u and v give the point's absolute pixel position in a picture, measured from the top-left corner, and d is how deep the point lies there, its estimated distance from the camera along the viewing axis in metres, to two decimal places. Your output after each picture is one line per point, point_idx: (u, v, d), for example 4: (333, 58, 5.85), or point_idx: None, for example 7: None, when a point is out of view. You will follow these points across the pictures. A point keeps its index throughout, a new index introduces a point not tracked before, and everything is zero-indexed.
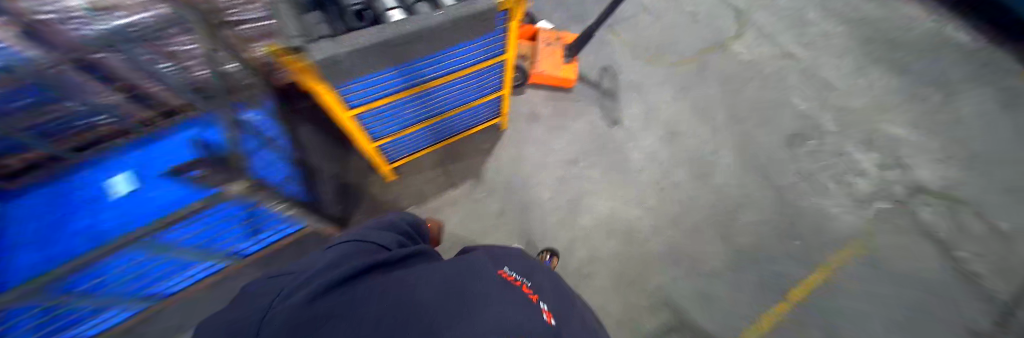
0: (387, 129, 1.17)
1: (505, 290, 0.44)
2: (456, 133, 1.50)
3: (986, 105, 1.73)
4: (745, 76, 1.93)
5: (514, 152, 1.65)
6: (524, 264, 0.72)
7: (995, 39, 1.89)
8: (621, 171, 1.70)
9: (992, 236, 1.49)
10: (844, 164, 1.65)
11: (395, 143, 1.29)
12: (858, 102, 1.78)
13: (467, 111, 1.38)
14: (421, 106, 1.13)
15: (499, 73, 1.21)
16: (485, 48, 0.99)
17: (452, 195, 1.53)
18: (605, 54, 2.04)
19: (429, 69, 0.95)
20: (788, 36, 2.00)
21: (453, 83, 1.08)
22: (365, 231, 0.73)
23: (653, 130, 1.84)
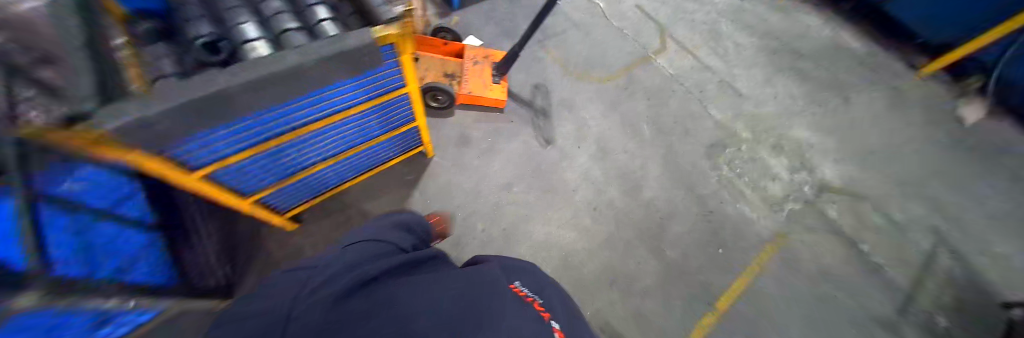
0: (270, 180, 1.15)
1: (520, 308, 0.61)
2: (366, 170, 1.46)
3: (857, 114, 2.25)
4: (669, 88, 2.18)
5: (444, 180, 1.65)
6: (535, 280, 0.91)
7: (837, 54, 2.52)
8: (556, 193, 1.74)
9: (888, 225, 1.85)
10: (759, 169, 1.93)
11: (284, 192, 1.23)
12: (766, 110, 2.16)
13: (375, 148, 1.36)
14: (302, 154, 1.11)
15: (398, 110, 1.22)
16: (361, 88, 1.01)
17: None
18: (535, 72, 2.14)
19: (289, 119, 0.96)
20: (704, 50, 2.37)
21: (333, 127, 1.09)
22: (380, 235, 0.96)
23: (586, 147, 1.92)
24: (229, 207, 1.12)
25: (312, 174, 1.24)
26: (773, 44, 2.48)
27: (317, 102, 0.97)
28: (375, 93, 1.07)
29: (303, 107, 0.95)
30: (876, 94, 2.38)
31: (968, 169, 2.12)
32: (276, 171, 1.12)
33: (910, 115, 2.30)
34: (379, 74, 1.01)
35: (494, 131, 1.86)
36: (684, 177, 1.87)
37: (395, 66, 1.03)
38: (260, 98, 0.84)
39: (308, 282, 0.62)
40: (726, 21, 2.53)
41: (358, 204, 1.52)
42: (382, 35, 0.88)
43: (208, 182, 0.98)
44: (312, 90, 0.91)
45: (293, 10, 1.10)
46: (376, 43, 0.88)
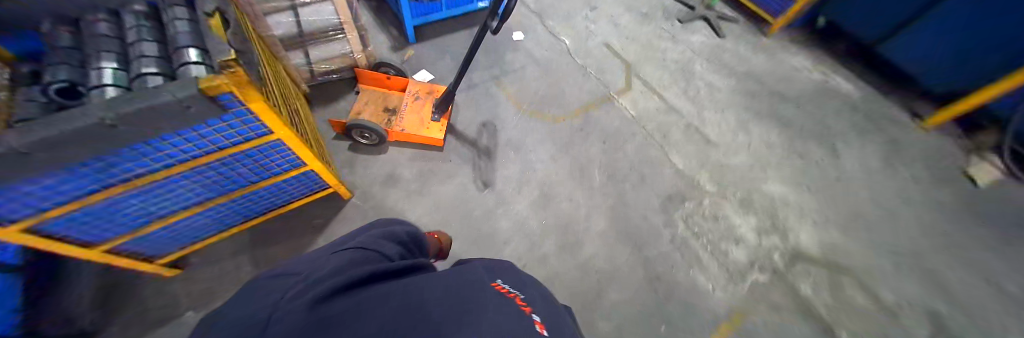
0: (121, 229, 1.03)
1: (500, 303, 0.56)
2: (259, 216, 1.35)
3: (848, 170, 2.00)
4: (629, 131, 2.01)
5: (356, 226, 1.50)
6: (517, 279, 0.80)
7: (829, 99, 2.27)
8: (484, 246, 1.58)
9: (876, 310, 1.57)
10: (722, 229, 1.73)
11: (148, 239, 1.13)
12: (737, 161, 1.96)
13: (265, 193, 1.24)
14: (156, 199, 1.00)
15: (279, 154, 1.10)
16: (207, 136, 0.91)
17: None
18: (486, 109, 1.99)
19: (119, 168, 0.85)
20: (674, 91, 2.21)
21: (188, 174, 0.98)
22: (376, 240, 0.78)
23: (527, 193, 1.74)
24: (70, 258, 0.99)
25: (180, 222, 1.14)
26: (754, 87, 2.28)
27: (148, 153, 0.86)
28: (232, 142, 0.97)
29: (131, 158, 0.84)
30: (874, 145, 2.10)
31: (983, 240, 1.80)
32: (128, 219, 1.01)
33: (913, 172, 2.02)
34: (229, 122, 0.90)
35: (426, 170, 1.71)
36: (633, 234, 1.68)
37: (248, 114, 0.91)
38: (65, 155, 0.72)
39: (283, 287, 0.48)
40: (701, 62, 2.37)
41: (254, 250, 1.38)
42: (208, 86, 0.76)
43: (29, 235, 0.85)
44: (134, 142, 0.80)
45: (164, 53, 1.00)
46: (201, 94, 0.76)
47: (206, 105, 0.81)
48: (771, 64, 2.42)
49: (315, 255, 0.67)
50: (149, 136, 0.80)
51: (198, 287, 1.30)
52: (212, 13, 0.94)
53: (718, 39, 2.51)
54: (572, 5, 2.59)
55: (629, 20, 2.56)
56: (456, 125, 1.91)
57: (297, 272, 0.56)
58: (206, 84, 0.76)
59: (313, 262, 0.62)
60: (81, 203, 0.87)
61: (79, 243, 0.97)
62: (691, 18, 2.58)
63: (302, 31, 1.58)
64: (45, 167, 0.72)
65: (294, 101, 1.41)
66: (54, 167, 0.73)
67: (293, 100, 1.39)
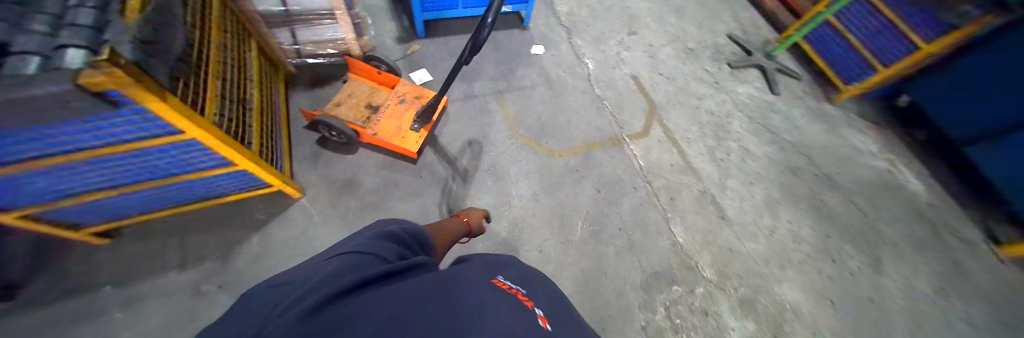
0: (31, 201, 0.96)
1: (499, 300, 0.40)
2: (193, 203, 1.34)
3: (896, 291, 1.60)
4: (632, 185, 1.74)
5: (298, 230, 1.45)
6: (519, 268, 0.61)
7: (893, 196, 1.85)
8: None
9: None
10: (709, 329, 1.45)
11: (76, 212, 1.10)
12: (752, 248, 1.64)
13: (197, 182, 1.21)
14: (64, 178, 0.93)
15: (206, 150, 1.05)
16: (113, 130, 0.83)
17: (171, 280, 1.30)
18: (476, 126, 1.80)
19: (6, 152, 0.75)
20: (698, 147, 1.90)
21: (97, 160, 0.91)
22: (386, 244, 0.54)
23: (494, 232, 1.55)
24: None
25: (95, 200, 1.09)
26: (798, 161, 1.91)
27: (37, 140, 0.76)
28: (133, 137, 0.89)
29: (18, 144, 0.75)
30: (938, 267, 1.67)
31: None
32: (36, 193, 0.94)
33: (982, 313, 1.58)
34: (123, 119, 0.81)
35: (390, 182, 1.61)
36: (599, 309, 1.44)
37: (148, 111, 0.82)
38: None
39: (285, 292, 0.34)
40: (741, 118, 2.02)
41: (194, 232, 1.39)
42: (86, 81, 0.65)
43: None
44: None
45: None
46: (82, 89, 0.65)
47: (87, 100, 0.69)
48: (828, 137, 2.01)
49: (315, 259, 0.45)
50: (36, 125, 0.70)
51: (122, 261, 1.30)
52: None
53: (770, 96, 2.13)
54: (609, 24, 2.30)
55: (670, 53, 2.23)
56: (439, 139, 1.75)
57: (296, 277, 0.38)
58: (85, 77, 0.64)
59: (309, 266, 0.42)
60: None
61: None
62: (745, 64, 2.21)
63: (288, 8, 1.43)
64: None
65: (253, 89, 1.34)
66: None
67: (249, 89, 1.32)
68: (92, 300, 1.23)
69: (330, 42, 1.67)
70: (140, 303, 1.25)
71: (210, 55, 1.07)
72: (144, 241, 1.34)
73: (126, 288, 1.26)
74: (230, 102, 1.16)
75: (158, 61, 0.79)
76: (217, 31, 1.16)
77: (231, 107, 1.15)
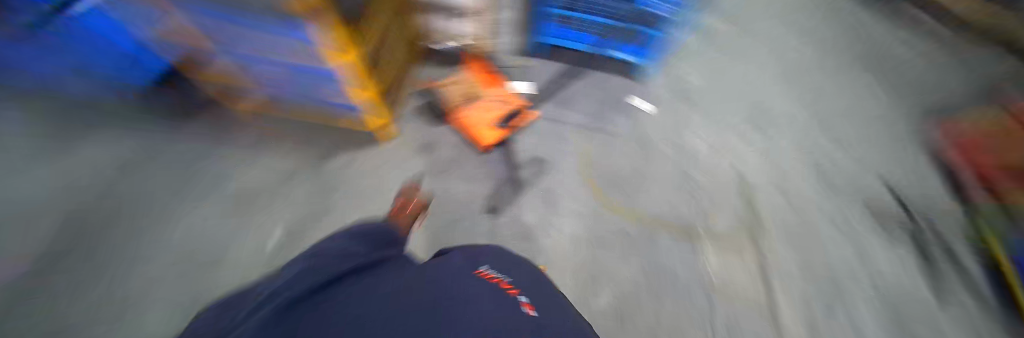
0: (257, 71, 1.66)
1: (481, 288, 0.47)
2: (323, 115, 1.94)
3: None
4: (682, 280, 1.52)
5: (378, 161, 1.89)
6: (509, 265, 0.71)
7: None
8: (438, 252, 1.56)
9: None
10: None
11: (271, 89, 1.81)
12: None
13: (335, 100, 1.77)
14: (277, 67, 1.60)
15: (342, 78, 1.54)
16: (301, 46, 1.38)
17: (298, 153, 1.93)
18: (550, 150, 1.84)
19: (260, 38, 1.40)
20: (787, 285, 1.54)
21: (290, 62, 1.52)
22: (330, 255, 0.59)
23: (519, 251, 1.54)
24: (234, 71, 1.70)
25: (283, 86, 1.76)
26: None
27: (272, 37, 1.37)
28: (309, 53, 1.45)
29: (265, 35, 1.37)
30: None
31: None
32: (263, 68, 1.63)
33: None
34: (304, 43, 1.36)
35: (451, 164, 1.82)
36: None
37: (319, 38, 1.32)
38: (237, 10, 1.26)
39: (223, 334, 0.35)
40: (858, 277, 1.58)
41: (317, 134, 1.98)
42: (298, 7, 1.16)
43: (221, 48, 1.52)
44: (255, 23, 1.31)
45: None
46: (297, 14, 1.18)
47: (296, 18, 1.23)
48: None
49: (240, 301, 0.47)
50: (274, 26, 1.31)
51: (277, 128, 2.01)
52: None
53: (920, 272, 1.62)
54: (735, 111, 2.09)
55: (800, 168, 1.89)
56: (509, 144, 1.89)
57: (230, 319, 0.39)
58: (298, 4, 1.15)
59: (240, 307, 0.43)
60: (242, 45, 1.47)
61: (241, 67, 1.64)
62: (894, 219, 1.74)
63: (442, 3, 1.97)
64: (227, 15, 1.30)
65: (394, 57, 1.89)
66: (231, 17, 1.31)
67: (391, 55, 1.86)
68: (257, 143, 1.96)
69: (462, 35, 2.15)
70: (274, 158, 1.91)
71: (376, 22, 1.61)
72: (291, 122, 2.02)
73: (276, 145, 1.96)
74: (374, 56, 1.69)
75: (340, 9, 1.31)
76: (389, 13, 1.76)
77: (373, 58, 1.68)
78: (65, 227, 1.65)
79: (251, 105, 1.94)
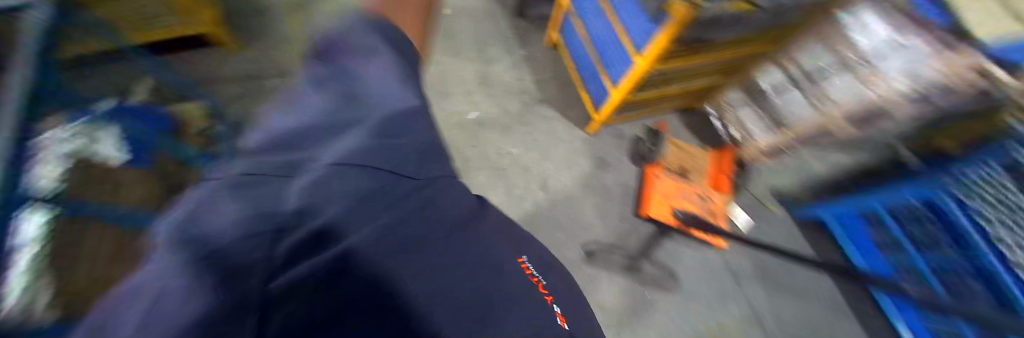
0: (585, 25, 2.21)
1: (524, 291, 0.54)
2: (582, 81, 2.43)
3: None
4: None
5: (597, 144, 2.41)
6: (538, 253, 0.73)
7: None
8: (583, 229, 2.14)
9: None
10: None
11: (574, 41, 2.38)
12: None
13: (598, 81, 2.24)
14: (599, 34, 2.10)
15: (627, 72, 1.94)
16: (637, 31, 1.79)
17: (552, 89, 2.53)
18: (709, 271, 2.16)
19: (620, 7, 1.86)
20: None
21: (613, 34, 1.97)
22: (358, 162, 0.43)
23: (630, 291, 2.03)
24: (573, 14, 2.31)
25: (584, 45, 2.28)
26: None
27: (629, 13, 1.82)
28: (630, 40, 1.85)
29: (628, 9, 1.82)
30: None
31: None
32: (591, 26, 2.15)
33: None
34: (649, 28, 1.71)
35: (602, 197, 2.25)
36: None
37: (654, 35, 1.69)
38: None
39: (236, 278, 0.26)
40: None
41: (557, 87, 2.54)
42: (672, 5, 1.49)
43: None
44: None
45: None
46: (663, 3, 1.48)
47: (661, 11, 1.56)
48: None
49: (245, 198, 0.34)
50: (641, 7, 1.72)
51: (554, 62, 2.63)
52: (752, 3, 1.50)
53: None
54: None
55: None
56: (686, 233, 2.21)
57: (237, 247, 0.28)
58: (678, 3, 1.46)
59: (246, 218, 0.31)
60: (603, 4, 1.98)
61: (581, 19, 2.24)
62: None
63: (774, 107, 2.25)
64: None
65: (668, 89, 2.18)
66: None
67: (666, 88, 2.17)
68: (538, 60, 2.61)
69: (747, 134, 2.41)
70: (540, 78, 2.55)
71: (694, 60, 1.89)
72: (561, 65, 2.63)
73: (545, 72, 2.58)
74: (660, 79, 2.02)
75: (693, 32, 1.61)
76: (700, 65, 2.03)
77: (658, 79, 2.00)
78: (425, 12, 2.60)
79: (556, 38, 2.58)
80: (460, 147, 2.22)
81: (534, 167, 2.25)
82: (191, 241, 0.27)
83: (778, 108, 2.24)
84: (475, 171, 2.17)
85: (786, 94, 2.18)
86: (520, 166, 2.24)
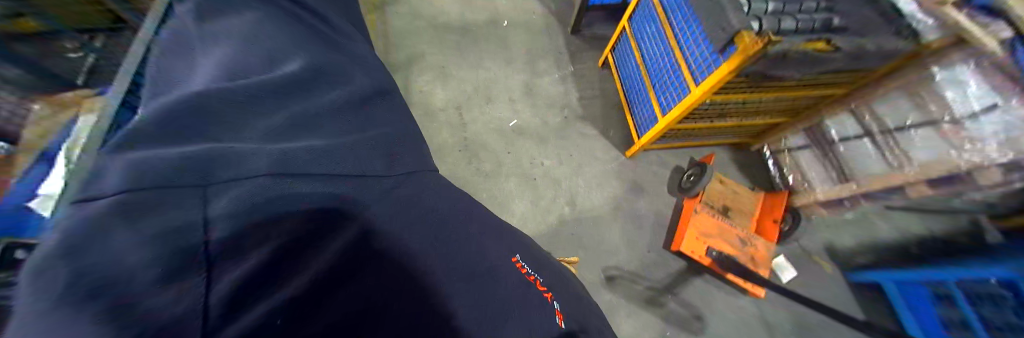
0: (641, 49, 2.20)
1: (521, 287, 0.62)
2: (629, 105, 2.41)
3: None
4: None
5: (635, 169, 2.35)
6: (531, 252, 0.80)
7: None
8: (608, 252, 2.08)
9: None
10: None
11: (627, 63, 2.37)
12: None
13: (646, 106, 2.21)
14: (654, 60, 2.08)
15: (679, 100, 1.89)
16: (696, 61, 1.74)
17: (597, 108, 2.51)
18: (741, 322, 2.00)
19: (682, 35, 1.82)
20: None
21: (671, 61, 1.94)
22: (306, 171, 0.47)
23: (648, 326, 1.93)
24: (630, 37, 2.30)
25: (637, 68, 2.27)
26: None
27: (689, 41, 1.78)
28: (687, 69, 1.81)
29: (689, 37, 1.78)
30: None
31: None
32: (647, 51, 2.14)
33: None
34: (709, 58, 1.66)
35: (630, 223, 2.18)
36: None
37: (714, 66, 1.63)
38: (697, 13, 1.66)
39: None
40: None
41: (602, 106, 2.52)
42: (739, 37, 1.43)
43: (652, 22, 2.06)
44: (696, 27, 1.72)
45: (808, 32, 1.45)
46: (730, 35, 1.46)
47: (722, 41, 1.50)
48: None
49: (153, 230, 0.33)
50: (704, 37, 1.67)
51: (602, 82, 2.62)
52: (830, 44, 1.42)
53: None
54: None
55: None
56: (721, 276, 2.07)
57: (158, 304, 0.30)
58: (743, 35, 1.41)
59: (160, 265, 0.32)
60: (663, 29, 1.95)
61: (638, 42, 2.23)
62: None
63: (837, 155, 2.05)
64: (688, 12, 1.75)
65: (721, 123, 2.09)
66: (688, 14, 1.76)
67: (717, 123, 2.09)
68: (587, 78, 2.61)
69: (803, 182, 2.24)
70: (586, 95, 2.54)
71: (754, 96, 1.81)
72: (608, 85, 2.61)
73: (592, 90, 2.57)
74: (712, 113, 1.95)
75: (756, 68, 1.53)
76: (758, 104, 1.94)
77: (710, 112, 1.94)
78: (484, 19, 2.69)
79: (609, 57, 2.58)
80: (496, 151, 2.25)
81: (567, 182, 2.24)
82: (112, 303, 0.29)
83: (840, 157, 2.04)
84: (507, 176, 2.19)
85: (852, 144, 1.98)
86: (553, 178, 2.23)
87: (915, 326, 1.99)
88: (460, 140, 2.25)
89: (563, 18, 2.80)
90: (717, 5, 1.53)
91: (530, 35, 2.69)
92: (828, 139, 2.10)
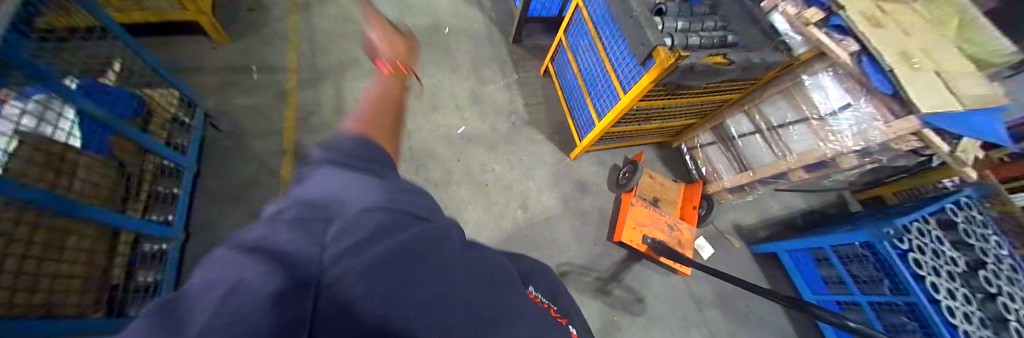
0: (576, 59, 2.38)
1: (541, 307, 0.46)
2: (570, 111, 2.58)
3: None
4: None
5: (579, 168, 2.51)
6: (545, 279, 0.73)
7: None
8: (558, 249, 2.19)
9: None
10: None
11: (565, 72, 2.54)
12: None
13: (585, 111, 2.39)
14: (590, 69, 2.26)
15: (612, 106, 2.09)
16: (624, 71, 1.94)
17: (541, 113, 2.64)
18: (675, 299, 2.24)
19: (611, 48, 2.01)
20: None
21: (603, 70, 2.12)
22: (400, 191, 0.48)
23: (598, 313, 2.08)
24: (567, 48, 2.46)
25: (575, 77, 2.44)
26: None
27: (618, 54, 1.97)
28: (617, 78, 2.00)
29: (617, 50, 1.97)
30: None
31: None
32: (583, 61, 2.32)
33: None
34: (635, 69, 1.86)
35: (578, 220, 2.32)
36: None
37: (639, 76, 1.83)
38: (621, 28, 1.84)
39: (298, 276, 0.26)
40: None
41: (546, 112, 2.66)
42: (657, 51, 1.63)
43: (585, 35, 2.25)
44: (622, 41, 1.91)
45: (709, 47, 1.70)
46: (649, 50, 1.65)
47: (643, 54, 1.69)
48: None
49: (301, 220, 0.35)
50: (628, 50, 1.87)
51: (545, 89, 2.76)
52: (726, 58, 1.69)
53: None
54: None
55: None
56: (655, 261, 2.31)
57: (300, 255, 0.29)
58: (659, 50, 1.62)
59: (309, 235, 0.32)
60: (596, 42, 2.13)
61: (574, 53, 2.40)
62: None
63: (737, 148, 2.44)
64: (615, 28, 1.94)
65: (647, 125, 2.34)
66: (615, 29, 1.95)
67: (646, 125, 2.34)
68: (530, 85, 2.73)
69: (714, 173, 2.61)
70: (531, 101, 2.66)
71: (672, 102, 2.07)
72: (551, 91, 2.76)
73: (536, 97, 2.70)
74: (640, 116, 2.18)
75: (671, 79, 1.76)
76: (677, 108, 2.22)
77: (639, 116, 2.16)
78: (424, 26, 2.67)
79: (549, 66, 2.73)
80: (444, 159, 2.24)
81: (516, 185, 2.31)
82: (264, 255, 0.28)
83: (737, 150, 2.44)
84: (457, 184, 2.19)
85: (745, 139, 2.38)
86: (502, 182, 2.28)
87: (806, 290, 2.40)
88: (406, 150, 2.20)
89: (504, 27, 2.90)
90: (635, 23, 1.71)
91: (473, 43, 2.73)
92: (728, 135, 2.50)
